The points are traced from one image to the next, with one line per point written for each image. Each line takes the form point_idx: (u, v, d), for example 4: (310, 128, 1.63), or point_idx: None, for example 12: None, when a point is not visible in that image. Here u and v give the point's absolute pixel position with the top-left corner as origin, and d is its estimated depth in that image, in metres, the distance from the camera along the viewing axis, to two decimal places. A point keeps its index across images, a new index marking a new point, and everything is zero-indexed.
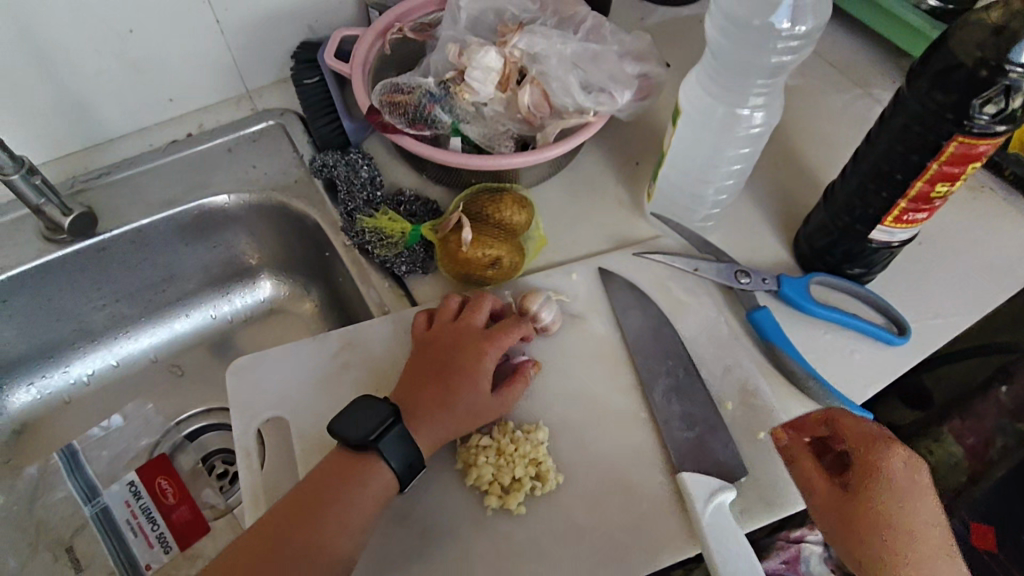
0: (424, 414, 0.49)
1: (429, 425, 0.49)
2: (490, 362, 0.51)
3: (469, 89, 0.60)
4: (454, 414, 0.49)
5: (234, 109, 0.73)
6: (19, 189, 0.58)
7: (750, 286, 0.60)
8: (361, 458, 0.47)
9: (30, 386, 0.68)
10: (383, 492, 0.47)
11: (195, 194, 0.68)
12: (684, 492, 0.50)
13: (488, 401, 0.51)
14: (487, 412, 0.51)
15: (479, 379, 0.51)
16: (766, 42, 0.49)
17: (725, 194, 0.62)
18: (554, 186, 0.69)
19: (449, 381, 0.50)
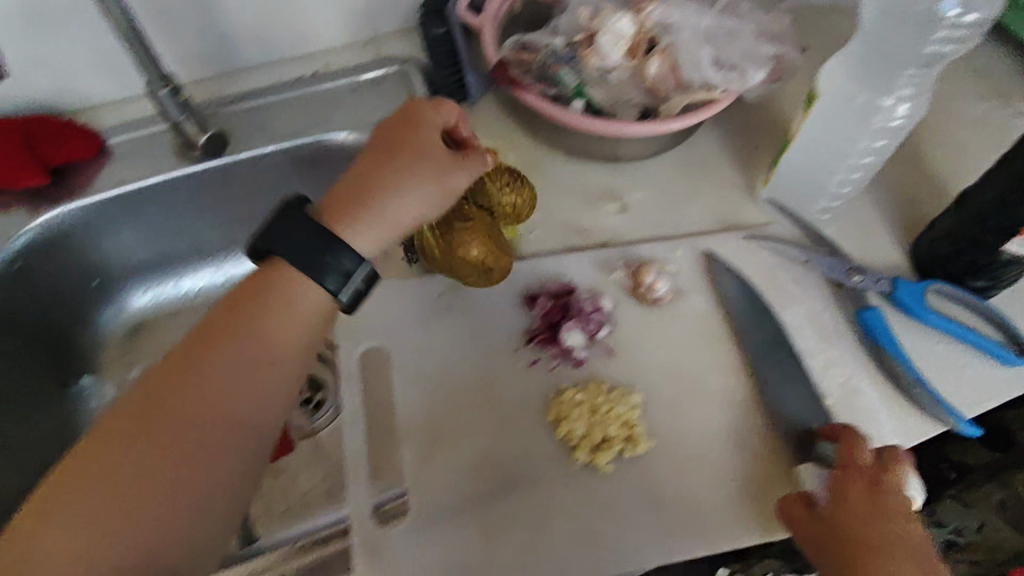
0: (362, 203, 0.47)
1: (371, 206, 0.47)
2: (433, 120, 0.51)
3: (597, 54, 0.59)
4: (412, 175, 0.48)
5: (359, 52, 0.75)
6: (164, 105, 0.61)
7: (862, 284, 0.59)
8: (276, 261, 0.44)
9: (148, 290, 0.73)
10: (318, 299, 0.44)
11: (316, 129, 0.69)
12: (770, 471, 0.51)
13: (443, 160, 0.49)
14: (447, 176, 0.49)
15: (426, 143, 0.50)
16: (929, 30, 0.47)
17: (849, 188, 0.60)
18: (668, 161, 0.68)
19: (392, 151, 0.49)
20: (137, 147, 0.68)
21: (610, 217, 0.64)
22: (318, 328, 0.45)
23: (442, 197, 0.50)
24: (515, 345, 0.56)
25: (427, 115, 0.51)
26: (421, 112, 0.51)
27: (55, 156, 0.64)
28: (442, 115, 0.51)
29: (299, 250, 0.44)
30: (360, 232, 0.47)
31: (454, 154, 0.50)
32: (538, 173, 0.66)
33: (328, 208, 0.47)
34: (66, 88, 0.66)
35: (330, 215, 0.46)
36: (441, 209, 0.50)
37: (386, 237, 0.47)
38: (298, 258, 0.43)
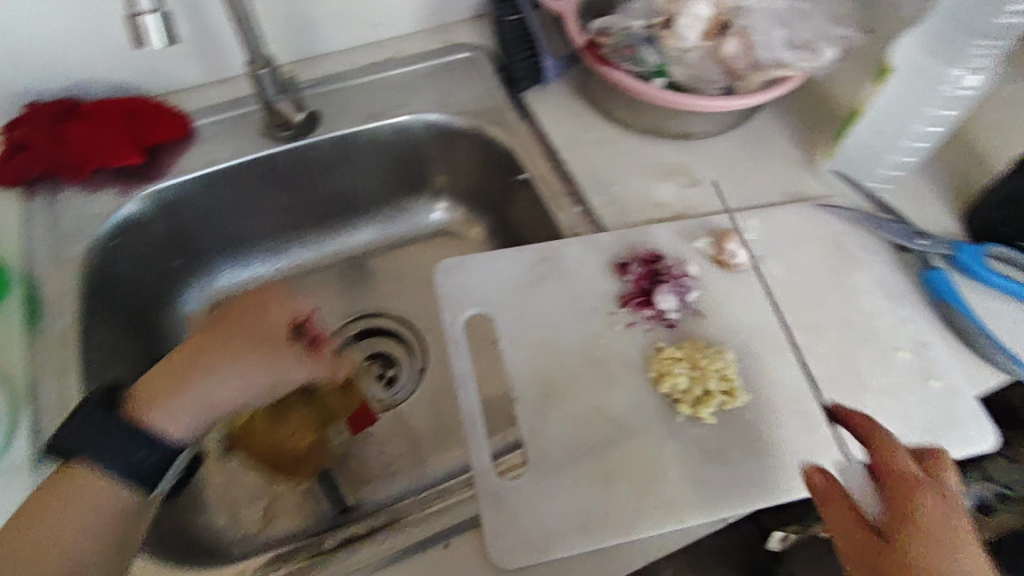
0: (182, 384, 0.52)
1: (193, 381, 0.52)
2: (274, 304, 0.57)
3: (677, 36, 0.63)
4: (238, 360, 0.54)
5: (428, 40, 0.78)
6: (263, 82, 0.65)
7: (927, 248, 0.62)
8: (67, 465, 0.49)
9: (228, 272, 0.76)
10: (109, 501, 0.50)
11: (395, 111, 0.72)
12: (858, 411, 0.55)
13: (286, 356, 0.56)
14: (291, 372, 0.56)
15: (272, 325, 0.57)
16: (999, 4, 0.54)
17: (911, 157, 0.66)
18: (732, 138, 0.72)
19: (226, 331, 0.55)
20: (224, 130, 0.71)
21: (685, 191, 0.68)
22: (117, 530, 0.49)
23: (270, 388, 0.55)
24: (611, 308, 0.59)
25: (279, 307, 0.57)
26: (269, 303, 0.57)
27: (152, 136, 0.67)
28: (290, 309, 0.58)
29: (116, 456, 0.50)
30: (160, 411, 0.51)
31: (291, 342, 0.57)
32: (613, 151, 0.70)
33: (140, 399, 0.52)
34: (158, 70, 0.69)
35: (143, 405, 0.51)
36: (283, 378, 0.56)
37: (198, 417, 0.53)
38: (105, 454, 0.49)
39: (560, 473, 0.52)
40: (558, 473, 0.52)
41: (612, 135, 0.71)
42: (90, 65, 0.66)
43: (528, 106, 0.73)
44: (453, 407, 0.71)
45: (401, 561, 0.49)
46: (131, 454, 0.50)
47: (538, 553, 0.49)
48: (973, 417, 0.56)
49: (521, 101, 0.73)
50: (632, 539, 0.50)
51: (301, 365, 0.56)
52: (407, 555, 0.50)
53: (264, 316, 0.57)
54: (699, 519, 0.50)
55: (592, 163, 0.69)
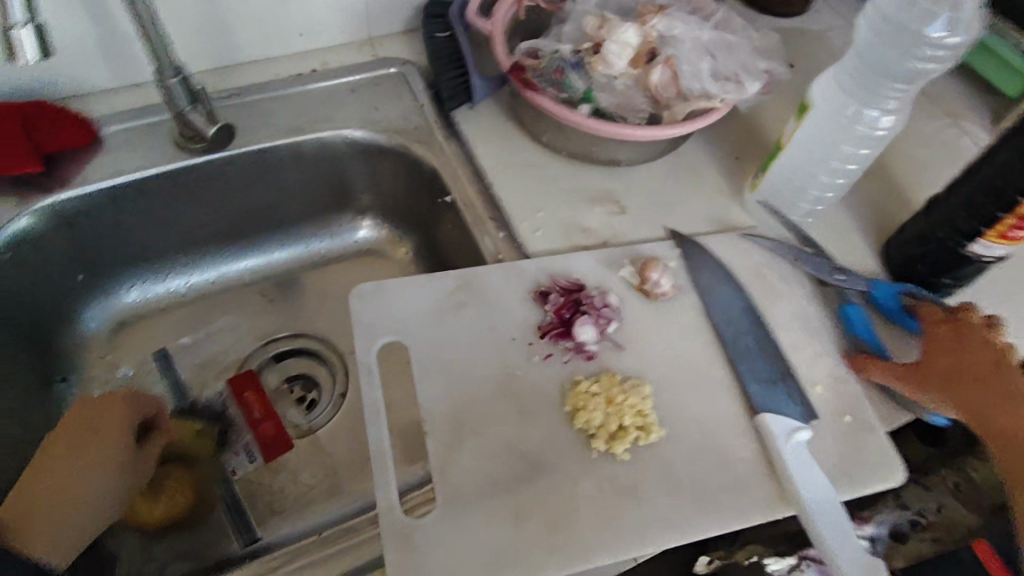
0: (44, 520, 0.52)
1: (46, 516, 0.52)
2: (113, 421, 0.58)
3: (604, 62, 0.63)
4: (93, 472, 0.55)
5: (357, 52, 0.76)
6: (171, 93, 0.61)
7: (844, 283, 0.63)
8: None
9: (136, 288, 0.72)
10: None
11: (318, 126, 0.69)
12: (766, 434, 0.55)
13: (131, 459, 0.58)
14: (141, 467, 0.58)
15: (115, 446, 0.57)
16: (914, 47, 0.54)
17: (832, 193, 0.66)
18: (661, 166, 0.71)
19: (65, 461, 0.56)
20: (132, 139, 0.67)
21: (612, 218, 0.67)
22: None
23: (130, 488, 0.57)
24: (530, 339, 0.58)
25: (117, 415, 0.58)
26: (104, 417, 0.58)
27: (50, 143, 0.63)
28: (130, 415, 0.59)
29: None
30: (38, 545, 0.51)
31: (133, 443, 0.58)
32: (541, 174, 0.69)
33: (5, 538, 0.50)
34: (60, 73, 0.65)
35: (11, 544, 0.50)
36: (138, 477, 0.58)
37: (65, 542, 0.52)
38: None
39: (469, 512, 0.50)
40: (467, 512, 0.50)
41: (540, 158, 0.70)
42: None
43: (456, 126, 0.71)
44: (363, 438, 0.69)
45: None
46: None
47: None
48: (881, 454, 0.56)
49: (449, 121, 0.71)
50: None
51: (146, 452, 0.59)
52: None
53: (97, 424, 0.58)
54: (606, 559, 0.49)
55: (519, 186, 0.68)
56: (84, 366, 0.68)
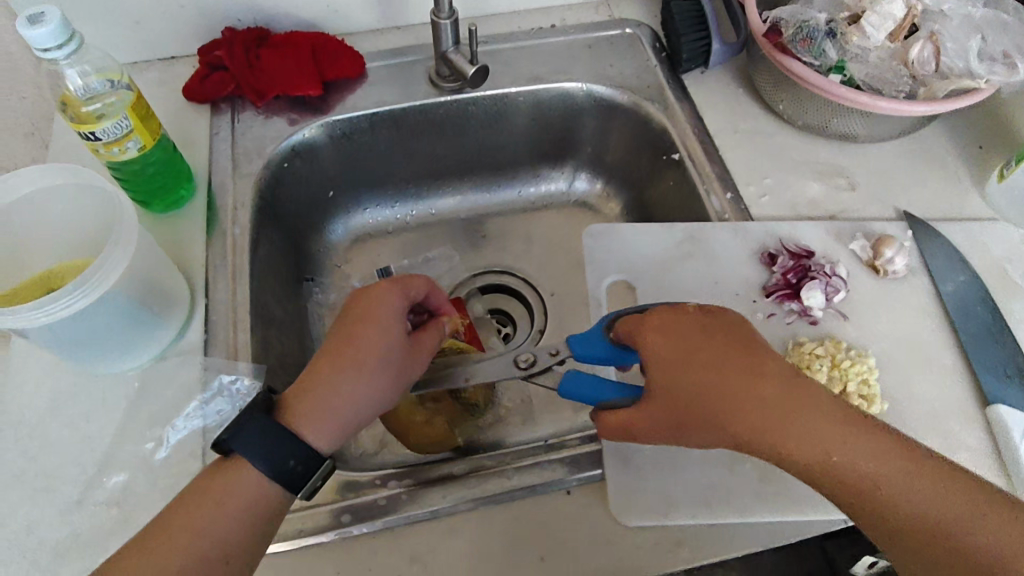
0: (332, 399, 0.46)
1: (336, 395, 0.47)
2: (384, 312, 0.50)
3: (860, 32, 0.61)
4: (369, 372, 0.48)
5: (594, 12, 0.79)
6: (441, 33, 0.67)
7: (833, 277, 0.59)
8: (230, 460, 0.44)
9: (373, 210, 0.80)
10: (259, 489, 0.44)
11: (557, 77, 0.74)
12: (997, 424, 0.53)
13: (398, 360, 0.50)
14: (404, 370, 0.51)
15: (387, 342, 0.49)
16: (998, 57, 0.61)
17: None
18: (895, 147, 0.69)
19: (351, 346, 0.48)
20: (393, 73, 0.74)
21: (839, 193, 0.67)
22: (259, 516, 0.43)
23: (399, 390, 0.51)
24: (753, 297, 0.59)
25: (389, 306, 0.51)
26: (373, 305, 0.51)
27: (330, 71, 0.71)
28: (397, 304, 0.52)
29: (274, 459, 0.44)
30: (317, 429, 0.46)
31: (400, 341, 0.51)
32: (766, 143, 0.69)
33: (297, 412, 0.46)
34: (341, 11, 0.74)
35: (296, 424, 0.45)
36: (402, 382, 0.51)
37: (344, 429, 0.47)
38: (262, 455, 0.44)
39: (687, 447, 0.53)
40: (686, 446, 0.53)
41: (768, 128, 0.70)
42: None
43: (687, 88, 0.73)
44: None
45: (528, 501, 0.51)
46: (282, 463, 0.44)
47: (658, 517, 0.50)
48: None
49: (681, 83, 0.73)
50: (751, 522, 0.50)
51: (417, 355, 0.53)
52: (532, 496, 0.51)
53: (373, 309, 0.50)
54: (822, 515, 0.50)
55: (745, 152, 0.69)
56: (325, 270, 0.77)
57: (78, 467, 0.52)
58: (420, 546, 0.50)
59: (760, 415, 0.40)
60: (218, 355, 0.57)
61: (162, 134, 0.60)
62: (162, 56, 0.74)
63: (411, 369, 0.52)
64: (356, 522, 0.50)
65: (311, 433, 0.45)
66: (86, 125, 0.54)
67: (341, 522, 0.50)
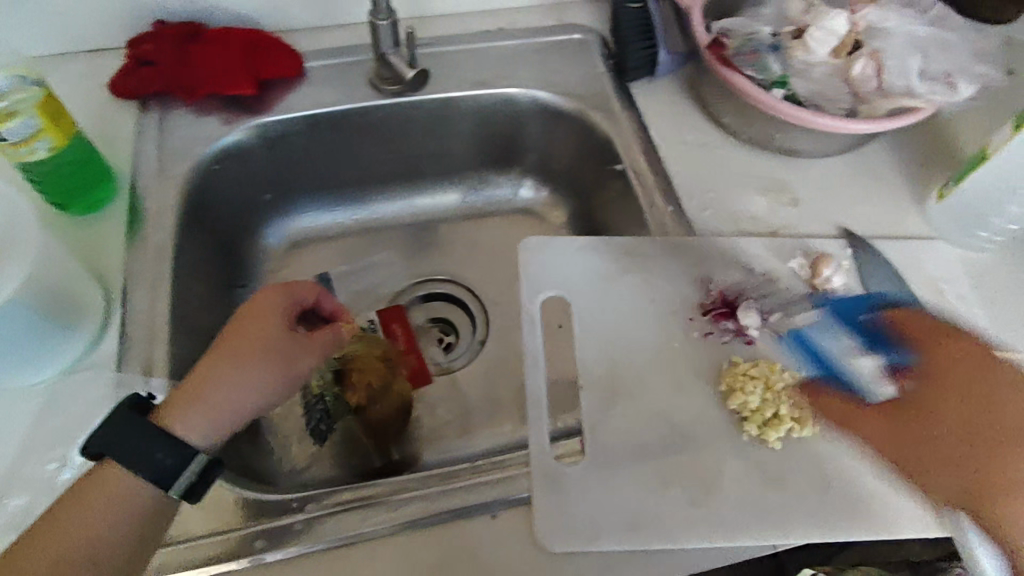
0: (200, 388, 0.49)
1: (206, 383, 0.49)
2: (257, 310, 0.54)
3: (804, 47, 0.62)
4: (240, 364, 0.50)
5: (544, 16, 0.77)
6: (379, 34, 0.65)
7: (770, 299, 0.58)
8: (102, 463, 0.46)
9: (313, 214, 0.77)
10: (136, 490, 0.46)
11: (502, 82, 0.72)
12: None
13: (276, 351, 0.52)
14: (286, 362, 0.53)
15: (261, 335, 0.52)
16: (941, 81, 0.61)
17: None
18: (839, 163, 0.69)
19: (227, 339, 0.52)
20: (333, 73, 0.72)
21: (782, 208, 0.66)
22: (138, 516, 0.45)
23: (281, 383, 0.52)
24: (690, 314, 0.58)
25: (271, 303, 0.55)
26: (252, 306, 0.54)
27: (265, 70, 0.69)
28: (275, 302, 0.55)
29: (138, 457, 0.46)
30: (188, 421, 0.48)
31: (277, 334, 0.53)
32: (712, 155, 0.69)
33: (169, 403, 0.48)
34: (279, 7, 0.71)
35: (162, 412, 0.48)
36: (283, 374, 0.52)
37: (211, 416, 0.48)
38: (125, 452, 0.46)
39: (617, 469, 0.52)
40: (616, 468, 0.52)
41: (714, 140, 0.70)
42: None
43: (635, 98, 0.72)
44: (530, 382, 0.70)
45: (450, 525, 0.49)
46: (148, 457, 0.46)
47: (584, 542, 0.49)
48: None
49: (628, 92, 0.72)
50: (678, 548, 0.49)
51: (306, 350, 0.55)
52: (455, 519, 0.50)
53: (253, 309, 0.54)
54: (749, 541, 0.49)
55: (689, 164, 0.68)
56: (260, 276, 0.74)
57: None
58: (336, 574, 0.48)
59: None
60: (132, 369, 0.54)
61: (79, 133, 0.57)
62: (87, 48, 0.71)
63: (296, 361, 0.53)
64: (269, 549, 0.48)
65: (182, 422, 0.48)
66: None
67: (254, 548, 0.48)
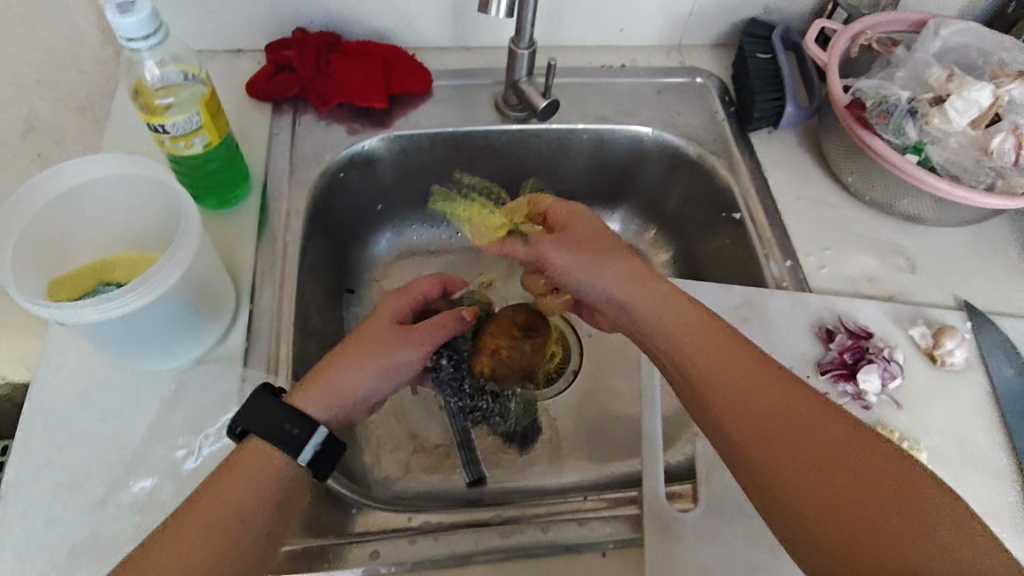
0: (333, 382, 0.48)
1: (338, 378, 0.48)
2: (382, 310, 0.54)
3: (943, 116, 0.60)
4: (356, 352, 0.49)
5: (665, 57, 0.79)
6: (516, 62, 0.66)
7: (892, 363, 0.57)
8: (245, 442, 0.45)
9: (419, 229, 0.79)
10: (277, 461, 0.44)
11: (624, 118, 0.73)
12: None
13: (388, 339, 0.51)
14: (393, 351, 0.51)
15: (377, 327, 0.52)
16: None
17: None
18: (958, 234, 0.68)
19: (356, 331, 0.51)
20: (459, 95, 0.74)
21: (899, 274, 0.65)
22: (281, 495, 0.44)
23: (384, 372, 0.50)
24: (807, 372, 0.58)
25: (393, 307, 0.55)
26: (380, 309, 0.55)
27: (397, 85, 0.70)
28: (398, 304, 0.55)
29: (273, 429, 0.44)
30: (310, 397, 0.47)
31: (394, 326, 0.52)
32: (829, 213, 0.69)
33: (300, 391, 0.47)
34: (416, 27, 0.73)
35: (296, 396, 0.47)
36: (389, 363, 0.50)
37: (337, 409, 0.48)
38: (263, 425, 0.45)
39: (729, 523, 0.51)
40: (728, 522, 0.51)
41: (832, 198, 0.70)
42: (362, 8, 0.70)
43: (754, 147, 0.72)
44: (623, 418, 0.70)
45: (562, 559, 0.49)
46: (280, 430, 0.44)
47: None
48: None
49: (747, 140, 0.73)
50: None
51: (415, 338, 0.52)
52: (565, 555, 0.49)
53: (384, 308, 0.55)
54: None
55: (807, 220, 0.68)
56: (364, 283, 0.75)
57: (106, 466, 0.51)
58: None
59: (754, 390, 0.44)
60: (259, 366, 0.55)
61: (228, 131, 0.59)
62: (229, 48, 0.73)
63: (400, 350, 0.51)
64: (384, 556, 0.49)
65: (304, 400, 0.47)
66: (156, 117, 0.53)
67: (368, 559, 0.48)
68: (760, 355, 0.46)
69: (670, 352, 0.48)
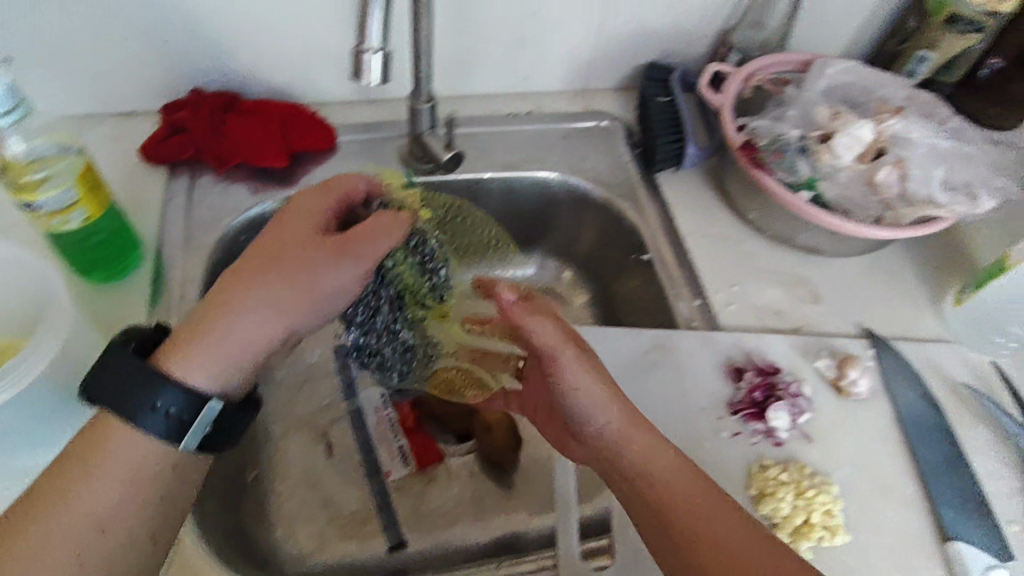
0: (220, 328, 0.44)
1: (216, 330, 0.44)
2: (298, 208, 0.50)
3: (832, 152, 0.63)
4: (258, 286, 0.45)
5: (571, 102, 0.80)
6: (418, 117, 0.66)
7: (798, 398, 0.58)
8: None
9: None
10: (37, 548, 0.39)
11: (531, 166, 0.73)
12: (956, 562, 0.53)
13: (313, 250, 0.47)
14: (314, 263, 0.47)
15: (300, 230, 0.49)
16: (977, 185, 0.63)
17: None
18: (857, 262, 0.71)
19: (251, 252, 0.47)
20: (365, 149, 0.73)
21: (805, 305, 0.67)
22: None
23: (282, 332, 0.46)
24: (719, 413, 0.58)
25: (309, 202, 0.50)
26: (291, 206, 0.50)
27: (297, 143, 0.69)
28: (318, 198, 0.51)
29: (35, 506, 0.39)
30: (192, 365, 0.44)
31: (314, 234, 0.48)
32: (736, 249, 0.70)
33: (176, 343, 0.44)
34: (317, 83, 0.72)
35: (166, 356, 0.44)
36: (306, 278, 0.46)
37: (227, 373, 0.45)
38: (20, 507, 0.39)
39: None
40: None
41: (737, 233, 0.71)
42: (259, 67, 0.69)
43: (659, 188, 0.74)
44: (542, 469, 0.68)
45: None
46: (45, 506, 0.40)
47: None
48: None
49: (653, 182, 0.74)
50: None
51: (341, 238, 0.48)
52: None
53: (297, 208, 0.50)
54: None
55: (714, 257, 0.69)
56: None
57: None
58: None
59: (709, 527, 0.43)
60: None
61: (111, 205, 0.57)
62: (120, 111, 0.71)
63: (318, 259, 0.47)
64: None
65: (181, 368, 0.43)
66: (25, 194, 0.50)
67: None
68: (724, 493, 0.45)
69: (631, 485, 0.46)
